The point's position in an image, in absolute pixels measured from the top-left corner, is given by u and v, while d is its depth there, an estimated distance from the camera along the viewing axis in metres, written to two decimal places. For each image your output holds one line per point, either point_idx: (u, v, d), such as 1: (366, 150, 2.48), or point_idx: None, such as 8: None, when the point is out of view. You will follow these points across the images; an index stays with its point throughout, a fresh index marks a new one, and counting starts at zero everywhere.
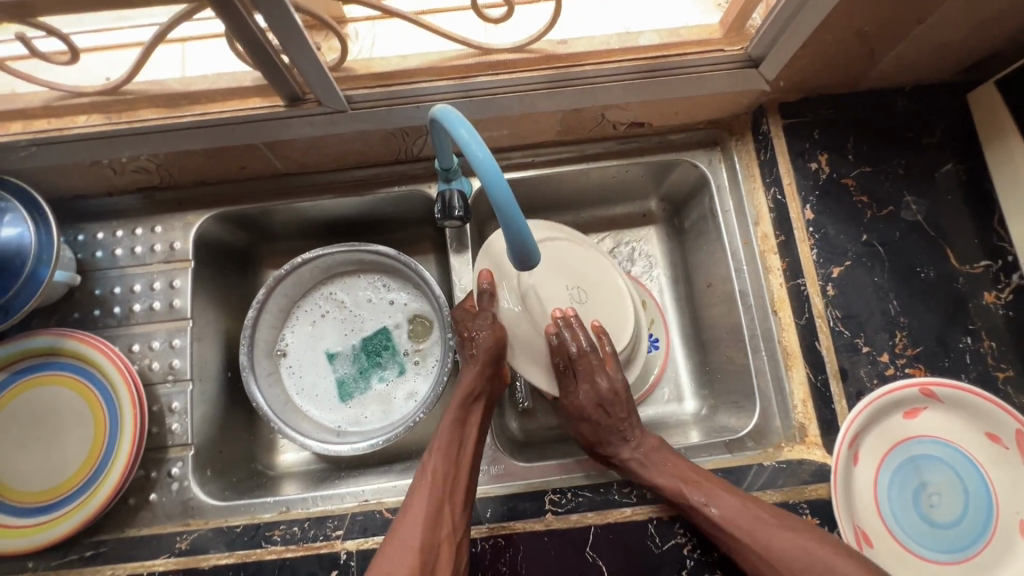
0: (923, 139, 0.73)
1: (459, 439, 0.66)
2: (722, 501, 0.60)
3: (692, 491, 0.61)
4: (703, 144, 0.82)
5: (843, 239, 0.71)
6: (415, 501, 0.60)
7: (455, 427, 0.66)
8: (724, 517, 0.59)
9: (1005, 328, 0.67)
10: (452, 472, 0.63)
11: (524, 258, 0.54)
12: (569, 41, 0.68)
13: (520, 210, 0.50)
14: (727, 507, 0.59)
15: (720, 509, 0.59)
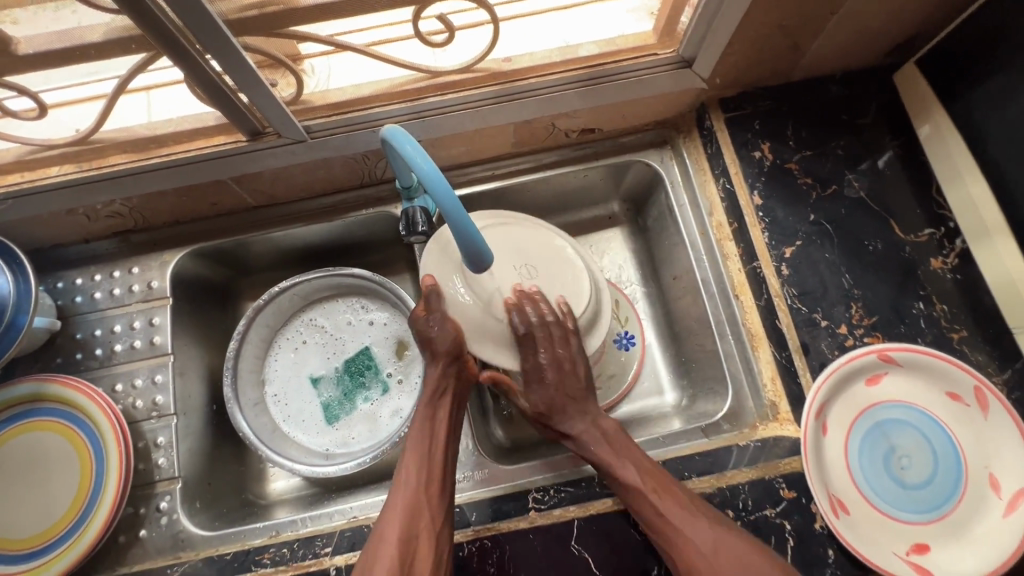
0: (858, 120, 0.77)
1: (427, 460, 0.64)
2: (697, 529, 0.59)
3: (646, 480, 0.62)
4: (654, 144, 0.85)
5: (792, 221, 0.74)
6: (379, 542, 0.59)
7: (421, 453, 0.65)
8: (676, 504, 0.61)
9: (955, 290, 0.70)
10: (416, 507, 0.61)
11: (476, 259, 0.57)
12: (513, 59, 0.71)
13: (469, 216, 0.53)
14: (685, 510, 0.60)
15: (698, 539, 0.58)
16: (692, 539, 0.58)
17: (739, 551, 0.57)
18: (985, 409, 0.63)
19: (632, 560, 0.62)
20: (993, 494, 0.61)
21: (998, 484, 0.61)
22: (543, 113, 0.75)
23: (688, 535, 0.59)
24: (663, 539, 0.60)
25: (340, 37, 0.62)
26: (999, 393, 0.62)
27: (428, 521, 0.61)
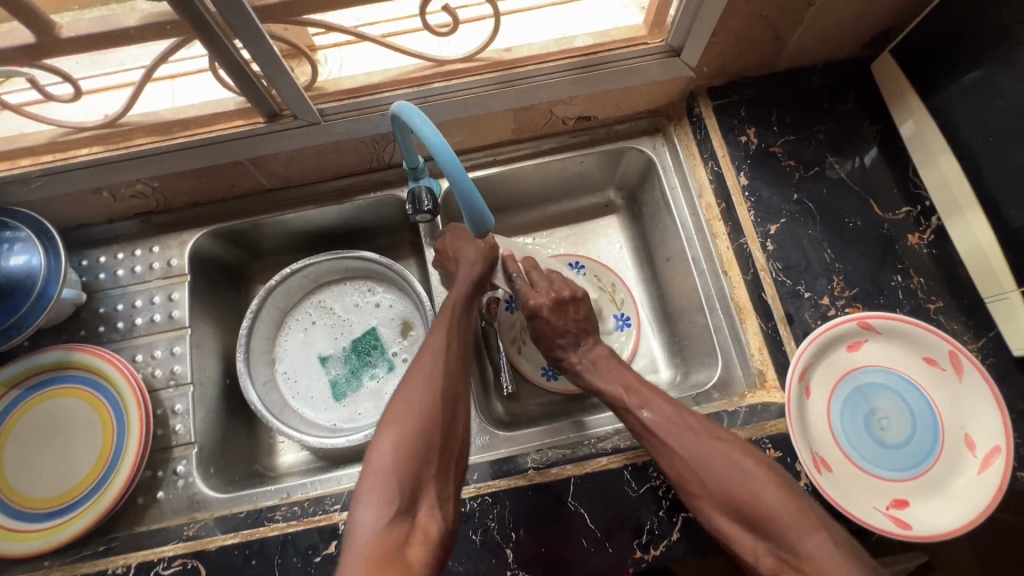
0: (838, 107, 0.82)
1: (456, 348, 0.71)
2: (682, 439, 0.64)
3: (630, 397, 0.70)
4: (647, 132, 0.90)
5: (777, 200, 0.78)
6: (405, 401, 0.65)
7: (452, 340, 0.72)
8: (662, 416, 0.66)
9: (931, 264, 0.74)
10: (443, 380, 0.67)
11: (478, 220, 0.63)
12: (513, 48, 0.77)
13: (472, 180, 0.59)
14: (672, 420, 0.65)
15: (683, 448, 0.63)
16: (681, 448, 0.63)
17: (723, 454, 0.61)
18: (959, 372, 0.66)
19: (625, 516, 0.65)
20: (969, 452, 0.64)
21: (973, 443, 0.64)
22: (540, 100, 0.80)
23: (677, 443, 0.63)
24: (653, 449, 0.65)
25: (360, 28, 0.69)
26: (972, 357, 0.65)
27: (453, 399, 0.67)
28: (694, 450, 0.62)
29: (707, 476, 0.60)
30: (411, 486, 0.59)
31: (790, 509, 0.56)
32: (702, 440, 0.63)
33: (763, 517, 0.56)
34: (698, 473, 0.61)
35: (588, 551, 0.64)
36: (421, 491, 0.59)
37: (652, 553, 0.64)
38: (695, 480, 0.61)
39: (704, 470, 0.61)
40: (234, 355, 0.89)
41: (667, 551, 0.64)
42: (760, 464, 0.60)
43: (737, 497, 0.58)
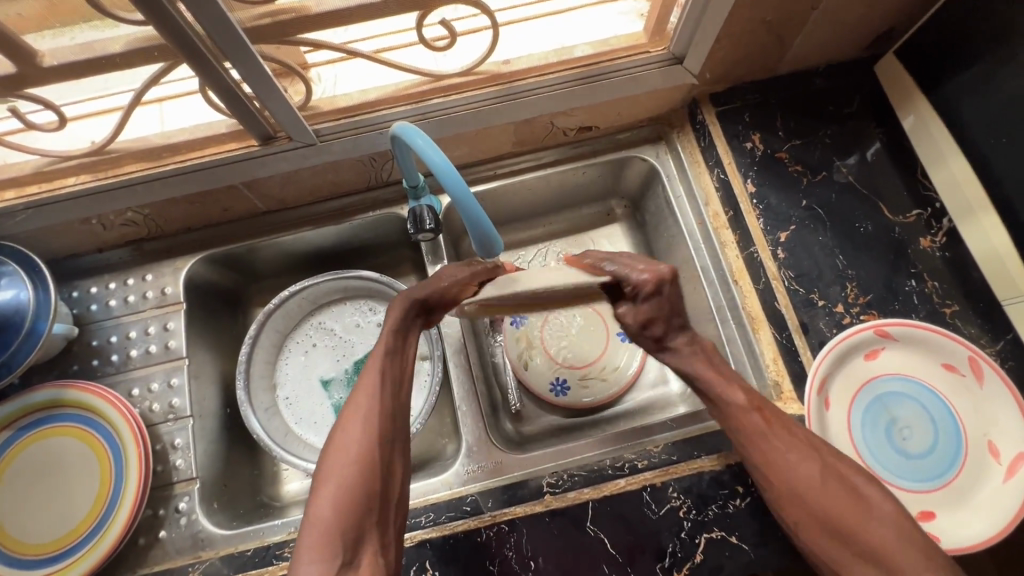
0: (843, 109, 0.81)
1: (392, 380, 0.63)
2: (802, 463, 0.57)
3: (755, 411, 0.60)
4: (649, 140, 0.88)
5: (785, 206, 0.77)
6: (338, 445, 0.57)
7: (387, 371, 0.63)
8: (779, 440, 0.59)
9: (944, 267, 0.73)
10: (382, 416, 0.60)
11: (486, 242, 0.63)
12: (512, 61, 0.75)
13: (477, 201, 0.57)
14: (780, 444, 0.58)
15: (798, 473, 0.57)
16: (795, 474, 0.57)
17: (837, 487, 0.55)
18: (980, 378, 0.65)
19: (646, 540, 0.63)
20: (993, 459, 0.63)
21: (997, 450, 0.64)
22: (540, 112, 0.78)
23: (795, 469, 0.57)
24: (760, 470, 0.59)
25: (351, 44, 0.67)
26: (993, 362, 0.64)
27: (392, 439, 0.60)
28: (811, 479, 0.56)
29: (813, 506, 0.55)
30: (353, 542, 0.53)
31: (899, 544, 0.51)
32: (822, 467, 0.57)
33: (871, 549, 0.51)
34: (806, 502, 0.56)
35: None
36: (364, 541, 0.54)
37: None
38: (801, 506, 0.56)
39: (807, 500, 0.56)
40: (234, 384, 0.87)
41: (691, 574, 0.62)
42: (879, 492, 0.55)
43: (843, 524, 0.53)
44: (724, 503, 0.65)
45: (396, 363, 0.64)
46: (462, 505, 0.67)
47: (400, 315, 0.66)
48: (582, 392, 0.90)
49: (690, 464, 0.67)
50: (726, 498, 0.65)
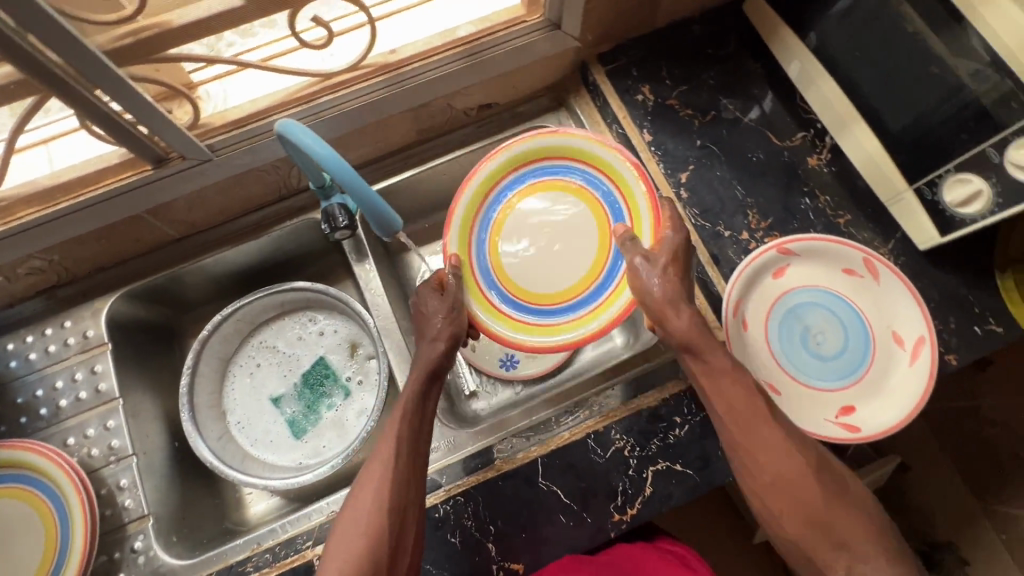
0: (722, 51, 0.85)
1: (409, 444, 0.63)
2: (781, 459, 0.57)
3: (747, 404, 0.59)
4: (550, 108, 0.91)
5: (682, 149, 0.80)
6: (352, 514, 0.59)
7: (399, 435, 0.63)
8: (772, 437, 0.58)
9: (832, 182, 0.78)
10: (399, 481, 0.60)
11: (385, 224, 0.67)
12: (397, 50, 0.76)
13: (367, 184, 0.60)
14: (770, 441, 0.58)
15: (778, 467, 0.57)
16: (776, 470, 0.57)
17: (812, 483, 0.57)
18: (876, 276, 0.70)
19: (598, 484, 0.66)
20: (899, 347, 0.68)
21: (901, 338, 0.69)
22: (435, 95, 0.79)
23: (772, 464, 0.58)
24: (741, 457, 0.59)
25: (239, 56, 0.67)
26: (885, 260, 0.69)
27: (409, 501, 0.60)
28: (790, 475, 0.57)
29: (792, 501, 0.57)
30: None
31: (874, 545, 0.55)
32: (798, 461, 0.58)
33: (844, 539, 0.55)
34: (782, 493, 0.57)
35: (568, 525, 0.65)
36: None
37: (631, 513, 0.65)
38: (779, 497, 0.57)
39: (791, 494, 0.57)
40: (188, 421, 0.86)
41: (643, 507, 0.65)
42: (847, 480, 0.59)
43: (819, 517, 0.56)
44: (665, 435, 0.68)
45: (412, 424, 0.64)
46: None
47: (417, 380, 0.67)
48: (530, 362, 0.92)
49: (628, 405, 0.70)
50: (666, 430, 0.68)
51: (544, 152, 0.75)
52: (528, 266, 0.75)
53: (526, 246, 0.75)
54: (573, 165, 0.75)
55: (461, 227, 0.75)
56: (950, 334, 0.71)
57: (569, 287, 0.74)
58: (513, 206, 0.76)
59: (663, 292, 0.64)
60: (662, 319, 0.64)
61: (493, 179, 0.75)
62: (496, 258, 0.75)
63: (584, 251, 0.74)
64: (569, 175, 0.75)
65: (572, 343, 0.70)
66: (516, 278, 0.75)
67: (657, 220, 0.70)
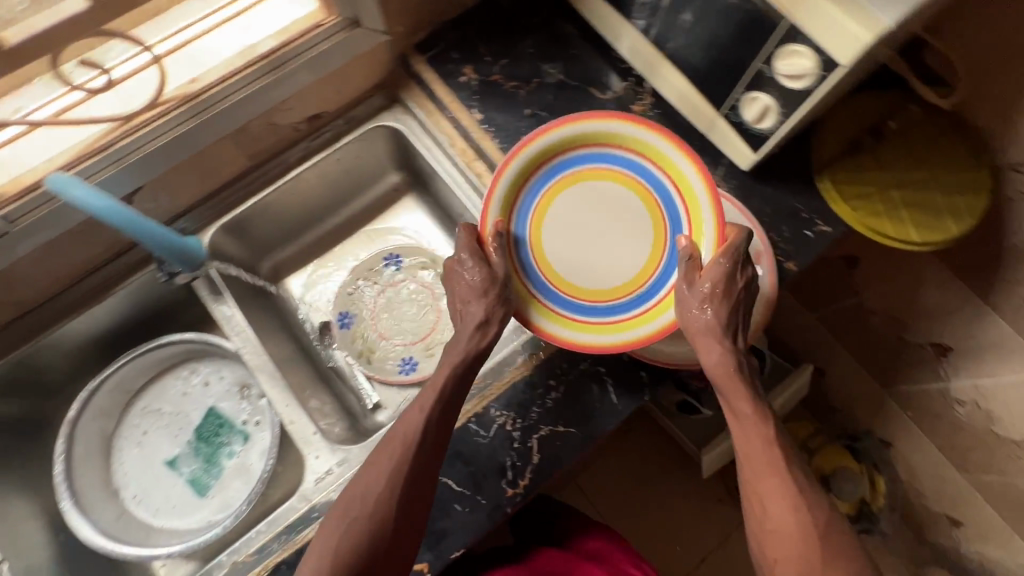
0: (534, 19, 0.86)
1: (434, 427, 0.62)
2: (787, 513, 0.62)
3: (764, 451, 0.63)
4: (385, 106, 0.90)
5: (512, 121, 0.81)
6: (355, 496, 0.60)
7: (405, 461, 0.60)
8: (774, 479, 0.62)
9: (658, 124, 0.81)
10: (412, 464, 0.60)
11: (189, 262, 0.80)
12: (198, 78, 0.73)
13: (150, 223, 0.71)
14: (775, 490, 0.62)
15: (781, 517, 0.62)
16: (779, 520, 0.62)
17: (807, 541, 0.61)
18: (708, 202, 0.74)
19: (485, 464, 0.66)
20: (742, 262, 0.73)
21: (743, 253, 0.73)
22: (250, 116, 0.76)
23: (774, 511, 0.62)
24: (749, 493, 0.65)
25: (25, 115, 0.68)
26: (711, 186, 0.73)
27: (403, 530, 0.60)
28: (790, 526, 0.61)
29: (784, 548, 0.61)
30: None
31: None
32: (800, 517, 0.61)
33: None
34: (774, 540, 0.62)
35: (465, 513, 0.65)
36: None
37: (522, 484, 0.66)
38: (773, 541, 0.62)
39: (784, 544, 0.61)
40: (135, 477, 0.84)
41: (534, 477, 0.66)
42: (839, 543, 0.61)
43: (800, 564, 0.60)
44: (543, 400, 0.69)
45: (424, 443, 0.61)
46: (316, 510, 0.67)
47: (454, 363, 0.64)
48: (429, 361, 0.94)
49: (504, 380, 0.70)
50: (544, 396, 0.69)
51: (613, 140, 0.69)
52: (570, 258, 0.70)
53: (588, 226, 0.71)
54: (638, 161, 0.70)
55: (506, 199, 0.69)
56: (784, 242, 0.76)
57: (619, 284, 0.70)
58: (564, 187, 0.70)
59: (707, 324, 0.64)
60: (699, 348, 0.65)
61: (554, 150, 0.69)
62: (538, 244, 0.70)
63: (633, 252, 0.70)
64: (629, 170, 0.70)
65: (623, 345, 0.67)
66: (558, 270, 0.70)
67: (724, 234, 0.66)
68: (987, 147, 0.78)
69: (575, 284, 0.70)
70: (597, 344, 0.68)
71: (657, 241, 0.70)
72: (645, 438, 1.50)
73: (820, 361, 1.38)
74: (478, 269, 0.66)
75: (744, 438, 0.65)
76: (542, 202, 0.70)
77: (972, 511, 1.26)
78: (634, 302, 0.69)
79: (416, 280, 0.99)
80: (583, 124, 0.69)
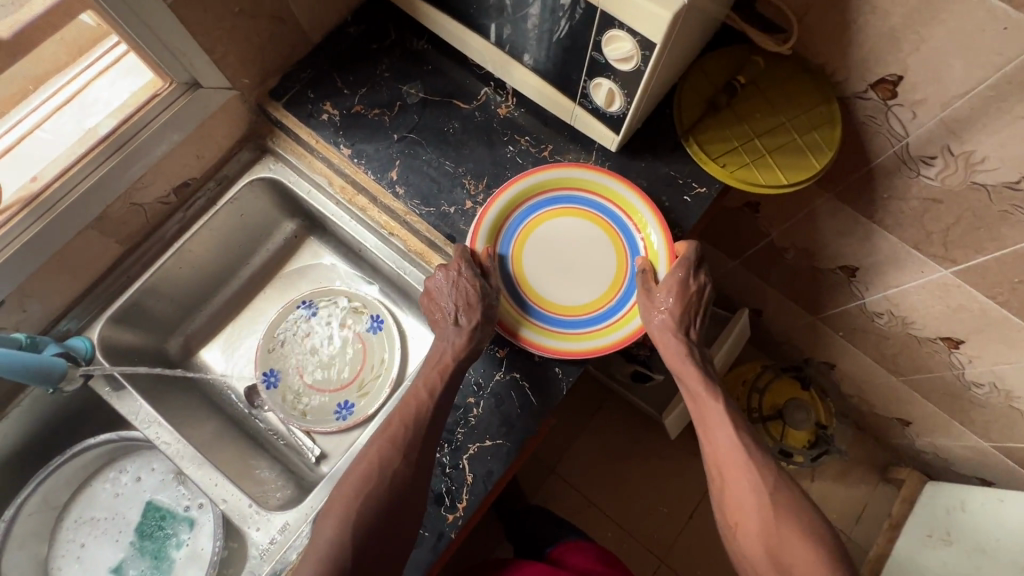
0: (384, 41, 0.85)
1: (389, 468, 0.65)
2: (741, 477, 0.71)
3: (717, 425, 0.74)
4: (256, 158, 0.87)
5: (383, 149, 0.80)
6: (317, 545, 0.64)
7: (375, 495, 0.64)
8: (730, 452, 0.72)
9: (526, 122, 0.82)
10: (364, 513, 0.64)
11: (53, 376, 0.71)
12: (39, 174, 0.69)
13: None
14: (730, 456, 0.72)
15: (736, 481, 0.72)
16: (735, 483, 0.72)
17: (759, 498, 0.70)
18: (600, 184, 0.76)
19: None
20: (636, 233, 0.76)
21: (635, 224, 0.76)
22: (109, 200, 0.74)
23: (732, 475, 0.72)
24: (709, 463, 0.75)
25: None
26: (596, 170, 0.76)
27: (381, 567, 0.63)
28: (745, 488, 0.71)
29: (740, 506, 0.71)
30: None
31: (802, 555, 0.67)
32: (752, 479, 0.71)
33: (771, 544, 0.68)
34: (732, 500, 0.72)
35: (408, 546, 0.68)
36: None
37: (462, 506, 0.69)
38: (731, 502, 0.72)
39: (739, 503, 0.71)
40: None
41: (470, 494, 0.69)
42: (789, 500, 0.70)
43: (753, 518, 0.70)
44: (466, 419, 0.72)
45: (395, 474, 0.65)
46: None
47: (407, 413, 0.68)
48: (366, 400, 0.91)
49: None
50: (466, 415, 0.72)
51: (582, 183, 0.76)
52: (545, 281, 0.75)
53: (559, 253, 0.75)
54: (602, 199, 0.76)
55: (492, 226, 0.75)
56: (665, 212, 0.80)
57: (595, 298, 0.74)
58: (538, 220, 0.76)
59: (665, 323, 0.74)
60: (658, 340, 0.75)
61: (533, 193, 0.76)
62: (519, 267, 0.75)
63: (602, 272, 0.75)
64: (598, 208, 0.76)
65: (603, 351, 0.72)
66: (535, 288, 0.74)
67: (672, 254, 0.74)
68: (830, 82, 0.82)
69: (560, 304, 0.74)
70: (573, 350, 0.72)
71: (621, 259, 0.76)
72: (609, 414, 1.53)
73: (754, 303, 1.43)
74: (471, 279, 0.72)
75: (700, 413, 0.76)
76: (514, 238, 0.76)
77: (919, 413, 1.32)
78: (610, 314, 0.74)
79: (335, 322, 0.95)
80: (547, 170, 0.75)
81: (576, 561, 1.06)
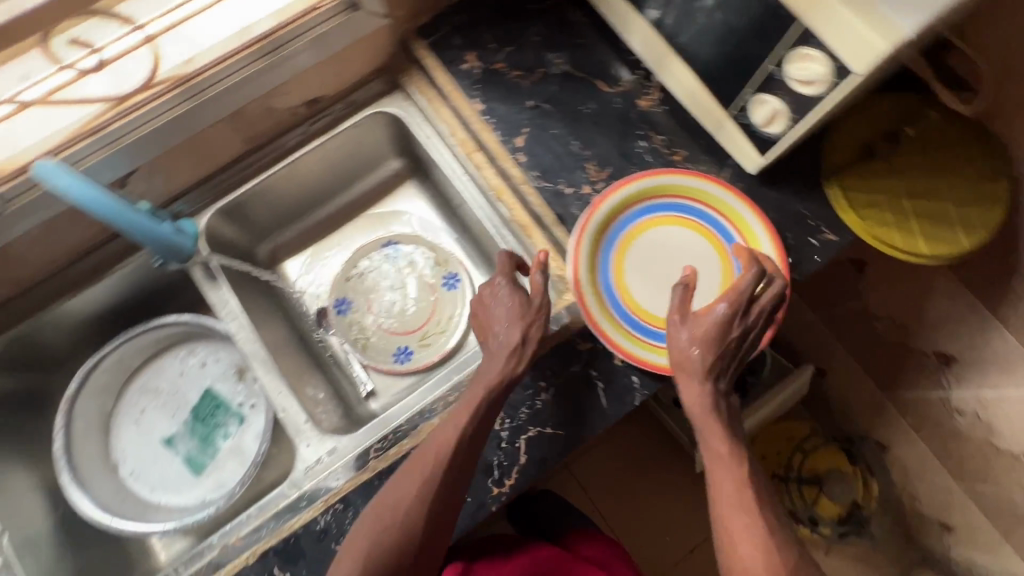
0: (541, 4, 0.83)
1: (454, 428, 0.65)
2: (755, 553, 0.60)
3: (733, 488, 0.63)
4: (386, 91, 0.87)
5: (514, 113, 0.79)
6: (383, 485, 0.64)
7: (434, 448, 0.64)
8: (738, 522, 0.61)
9: (665, 121, 0.78)
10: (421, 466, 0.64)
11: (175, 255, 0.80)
12: (195, 58, 0.73)
13: (132, 216, 0.71)
14: (740, 526, 0.61)
15: (749, 559, 0.59)
16: (747, 560, 0.60)
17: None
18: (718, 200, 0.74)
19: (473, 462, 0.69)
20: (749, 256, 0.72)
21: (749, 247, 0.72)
22: (247, 98, 0.75)
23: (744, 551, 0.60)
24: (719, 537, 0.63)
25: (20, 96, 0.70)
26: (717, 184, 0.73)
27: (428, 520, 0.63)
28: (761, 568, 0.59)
29: None
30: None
31: None
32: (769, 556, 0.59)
33: None
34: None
35: None
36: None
37: (508, 484, 0.69)
38: None
39: None
40: (157, 450, 0.90)
41: (520, 475, 0.69)
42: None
43: None
44: (533, 402, 0.71)
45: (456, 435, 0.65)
46: (336, 506, 0.70)
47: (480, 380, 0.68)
48: (425, 351, 0.92)
49: None
50: (534, 397, 0.71)
51: (698, 195, 0.74)
52: (643, 291, 0.73)
53: (661, 266, 0.74)
54: (716, 216, 0.74)
55: (600, 226, 0.74)
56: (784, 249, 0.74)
57: (694, 316, 0.72)
58: (646, 228, 0.74)
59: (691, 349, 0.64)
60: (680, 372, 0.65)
61: (647, 200, 0.74)
62: (618, 270, 0.74)
63: (704, 290, 0.73)
64: (710, 224, 0.74)
65: None
66: (632, 296, 0.73)
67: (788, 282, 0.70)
68: (1008, 157, 0.74)
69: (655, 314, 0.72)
70: (665, 365, 0.70)
71: (728, 280, 0.73)
72: (638, 429, 1.50)
73: None
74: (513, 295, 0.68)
75: (714, 478, 0.64)
76: (619, 241, 0.74)
77: None
78: None
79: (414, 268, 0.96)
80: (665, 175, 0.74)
81: (590, 550, 1.09)
